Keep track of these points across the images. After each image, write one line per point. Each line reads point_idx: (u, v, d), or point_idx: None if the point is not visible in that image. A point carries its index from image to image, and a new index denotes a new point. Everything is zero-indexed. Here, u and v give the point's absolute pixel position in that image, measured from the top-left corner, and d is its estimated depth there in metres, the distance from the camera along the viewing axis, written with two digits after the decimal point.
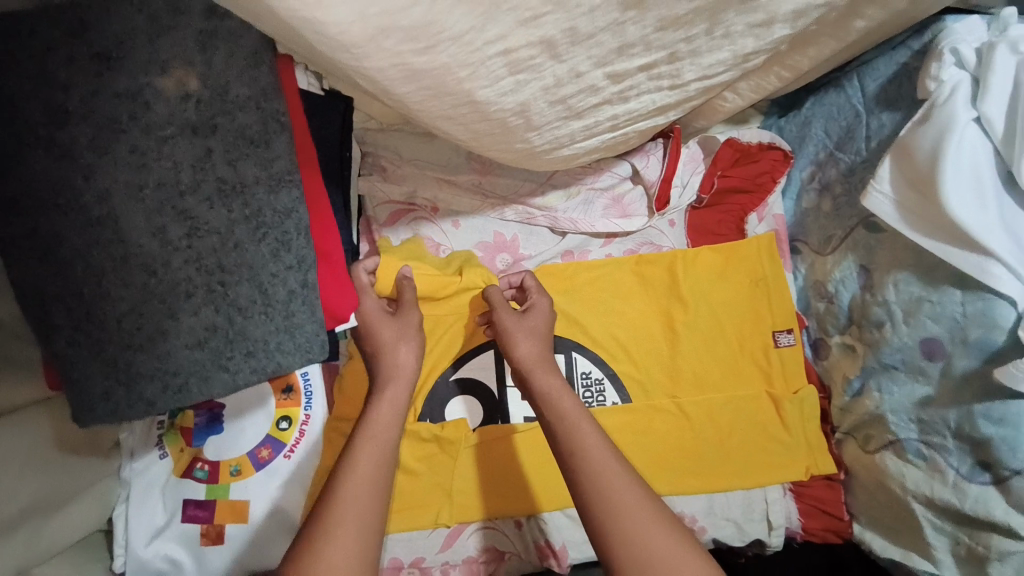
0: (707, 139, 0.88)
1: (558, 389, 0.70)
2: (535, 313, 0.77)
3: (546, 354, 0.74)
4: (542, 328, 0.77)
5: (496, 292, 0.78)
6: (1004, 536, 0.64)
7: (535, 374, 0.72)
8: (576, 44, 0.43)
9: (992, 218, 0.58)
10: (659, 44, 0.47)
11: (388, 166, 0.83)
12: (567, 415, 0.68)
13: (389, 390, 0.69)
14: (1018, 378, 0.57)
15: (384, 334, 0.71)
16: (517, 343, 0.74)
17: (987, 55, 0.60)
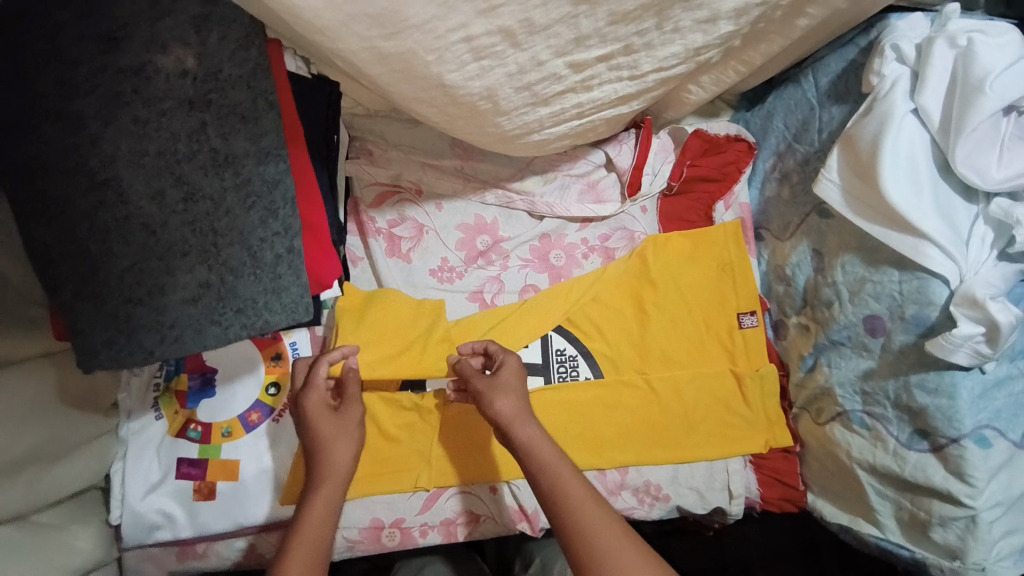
0: (676, 131, 0.94)
1: (538, 440, 0.69)
2: (507, 372, 0.75)
3: (524, 405, 0.73)
4: (514, 383, 0.74)
5: (464, 364, 0.78)
6: (945, 502, 0.67)
7: (512, 428, 0.71)
8: (534, 34, 0.48)
9: (927, 202, 0.64)
10: (613, 36, 0.52)
11: (374, 150, 0.88)
12: (548, 463, 0.68)
13: (322, 481, 0.69)
14: (948, 350, 0.62)
15: (321, 428, 0.71)
16: (491, 404, 0.72)
17: (927, 49, 0.65)
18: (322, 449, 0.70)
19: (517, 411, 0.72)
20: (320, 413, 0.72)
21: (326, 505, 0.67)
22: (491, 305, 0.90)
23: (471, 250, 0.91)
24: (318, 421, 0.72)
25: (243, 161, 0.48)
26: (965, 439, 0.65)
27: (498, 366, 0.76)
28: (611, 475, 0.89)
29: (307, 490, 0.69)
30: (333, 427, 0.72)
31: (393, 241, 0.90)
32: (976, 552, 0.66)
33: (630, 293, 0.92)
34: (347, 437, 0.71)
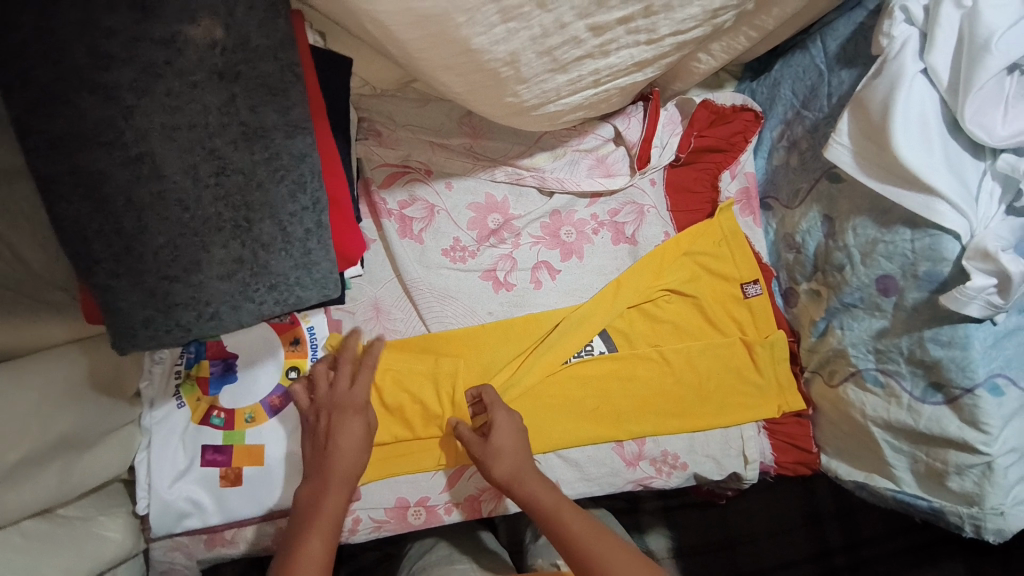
0: (684, 102, 0.94)
1: (537, 494, 0.76)
2: (504, 435, 0.79)
3: (521, 463, 0.78)
4: (510, 445, 0.79)
5: (463, 429, 0.81)
6: (961, 451, 0.69)
7: (513, 486, 0.77)
8: None
9: (937, 159, 0.65)
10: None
11: (383, 131, 0.88)
12: (550, 509, 0.75)
13: (327, 477, 0.72)
14: (962, 302, 0.63)
15: (346, 432, 0.74)
16: (497, 474, 0.77)
17: (935, 10, 0.65)
18: (344, 452, 0.73)
19: (513, 471, 0.77)
20: (345, 412, 0.76)
21: (339, 500, 0.72)
22: (505, 283, 0.91)
23: (483, 229, 0.92)
24: (344, 418, 0.75)
25: (273, 133, 0.50)
26: (978, 388, 0.66)
27: (490, 427, 0.80)
28: (629, 445, 0.90)
29: (318, 488, 0.72)
30: (353, 426, 0.75)
31: (405, 222, 0.90)
32: (993, 498, 0.68)
33: (651, 266, 0.92)
34: (365, 448, 0.75)
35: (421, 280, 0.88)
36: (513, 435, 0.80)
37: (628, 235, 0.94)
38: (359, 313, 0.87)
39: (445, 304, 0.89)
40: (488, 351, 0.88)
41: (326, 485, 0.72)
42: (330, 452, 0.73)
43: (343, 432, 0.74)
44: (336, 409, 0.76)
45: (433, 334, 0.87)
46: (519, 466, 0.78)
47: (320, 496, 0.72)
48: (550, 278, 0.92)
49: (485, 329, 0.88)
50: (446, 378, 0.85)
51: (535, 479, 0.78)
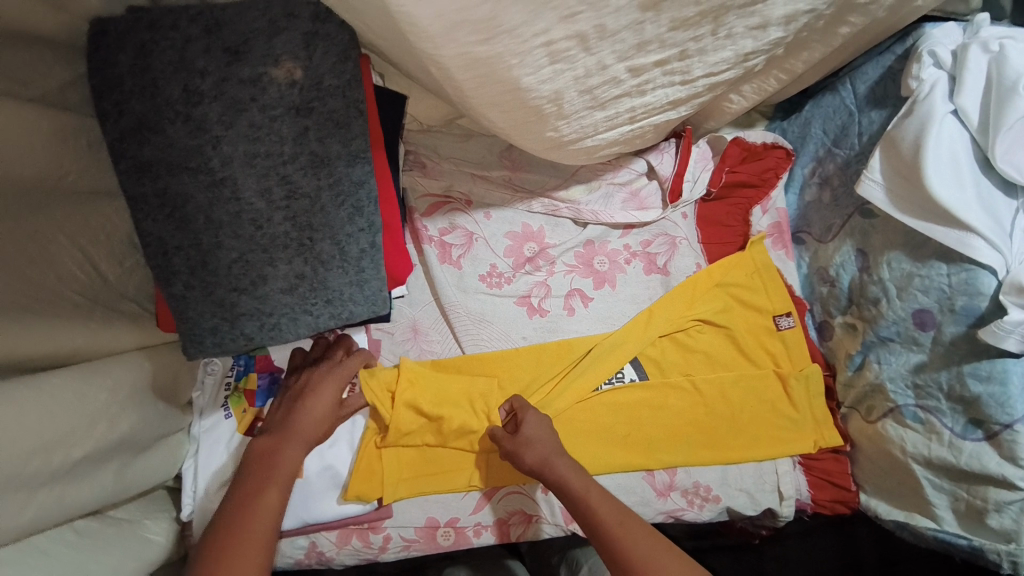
0: (715, 140, 0.97)
1: (568, 477, 0.78)
2: (538, 427, 0.82)
3: (553, 450, 0.80)
4: (542, 435, 0.81)
5: (497, 429, 0.84)
6: (1001, 487, 0.66)
7: (544, 470, 0.79)
8: (604, 39, 0.52)
9: (969, 196, 0.65)
10: (672, 41, 0.57)
11: (427, 163, 0.95)
12: (580, 492, 0.77)
13: (287, 435, 0.76)
14: (1000, 336, 0.62)
15: (315, 395, 0.78)
16: (529, 463, 0.79)
17: (963, 55, 0.68)
18: (311, 415, 0.78)
19: (544, 457, 0.79)
20: (319, 377, 0.80)
21: (296, 456, 0.75)
22: (538, 308, 0.95)
23: (519, 256, 0.97)
24: (317, 383, 0.79)
25: (335, 162, 0.55)
26: (1018, 423, 0.64)
27: (520, 422, 0.83)
28: (660, 476, 0.91)
29: (275, 439, 0.76)
30: (324, 391, 0.79)
31: (445, 248, 0.96)
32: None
33: (687, 293, 0.94)
34: (330, 415, 0.79)
35: (459, 304, 0.93)
36: (541, 425, 0.82)
37: (660, 266, 0.97)
38: (398, 334, 0.92)
39: (480, 328, 0.93)
40: (521, 372, 0.92)
41: (286, 441, 0.75)
42: (298, 412, 0.77)
43: (314, 394, 0.79)
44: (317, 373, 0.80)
45: (469, 355, 0.92)
46: (548, 448, 0.80)
47: (278, 449, 0.75)
48: (583, 305, 0.96)
49: (519, 352, 0.93)
50: (479, 399, 0.88)
51: (566, 463, 0.79)
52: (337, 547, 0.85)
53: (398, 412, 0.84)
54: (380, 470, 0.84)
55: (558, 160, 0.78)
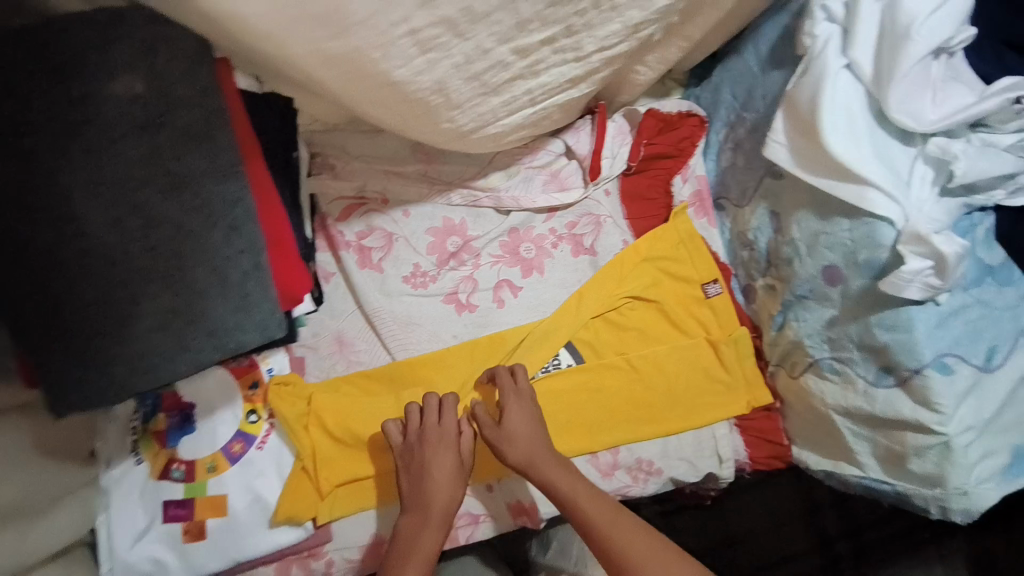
0: (630, 112, 0.93)
1: (552, 480, 0.76)
2: (518, 421, 0.79)
3: (536, 443, 0.79)
4: (524, 431, 0.79)
5: (478, 412, 0.81)
6: (919, 432, 0.66)
7: (528, 471, 0.78)
8: (476, 22, 0.48)
9: (866, 150, 0.64)
10: (554, 18, 0.53)
11: (336, 164, 0.88)
12: (568, 499, 0.75)
13: (428, 517, 0.73)
14: (901, 286, 0.61)
15: (439, 465, 0.76)
16: (512, 460, 0.78)
17: (854, 5, 0.63)
18: (437, 484, 0.75)
19: (529, 457, 0.78)
20: (432, 446, 0.76)
21: (433, 543, 0.72)
22: (467, 304, 0.93)
23: (443, 252, 0.93)
24: (433, 451, 0.76)
25: (200, 181, 0.51)
26: (925, 368, 0.63)
27: (503, 411, 0.80)
28: (604, 457, 0.91)
29: (409, 522, 0.74)
30: (447, 456, 0.77)
31: (364, 253, 0.90)
32: (955, 479, 0.64)
33: (613, 274, 0.93)
34: (456, 481, 0.76)
35: (381, 309, 0.89)
36: (524, 415, 0.80)
37: (587, 246, 0.96)
38: (321, 348, 0.87)
39: (408, 330, 0.90)
40: (456, 369, 0.90)
41: (428, 525, 0.73)
42: (413, 483, 0.76)
43: (435, 466, 0.76)
44: (428, 446, 0.77)
45: (399, 362, 0.88)
46: (537, 449, 0.78)
47: (418, 532, 0.73)
48: (512, 296, 0.94)
49: (450, 350, 0.90)
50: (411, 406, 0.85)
51: (549, 466, 0.77)
52: None
53: (313, 432, 0.80)
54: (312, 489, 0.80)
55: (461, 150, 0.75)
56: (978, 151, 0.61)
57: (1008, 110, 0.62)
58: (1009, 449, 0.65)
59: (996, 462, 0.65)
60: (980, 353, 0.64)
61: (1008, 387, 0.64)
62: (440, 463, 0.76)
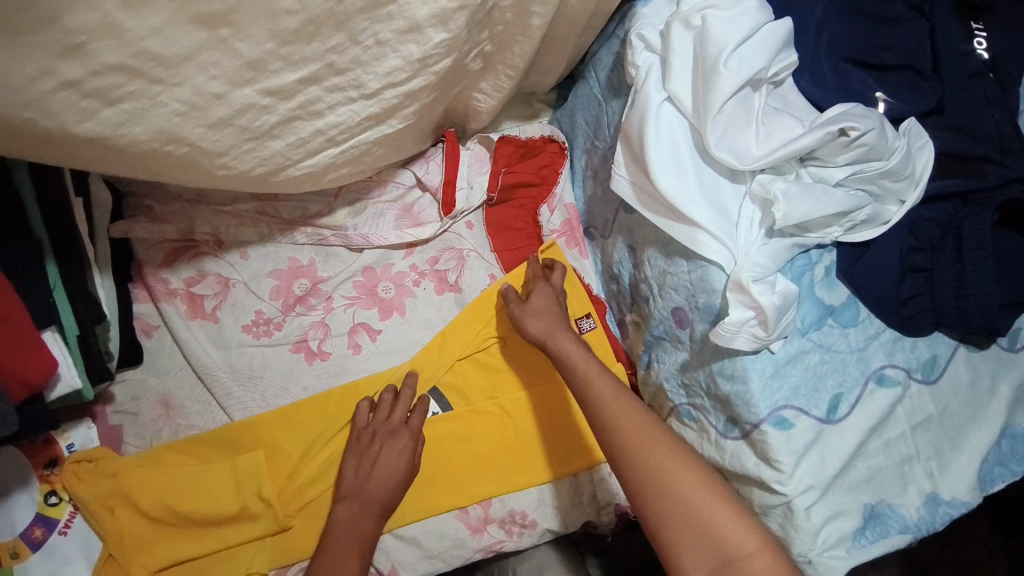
0: (485, 138, 0.86)
1: (583, 364, 0.70)
2: (537, 307, 0.76)
3: (556, 324, 0.75)
4: (548, 309, 0.76)
5: (510, 290, 0.79)
6: (763, 490, 0.60)
7: (546, 344, 0.73)
8: (175, 67, 0.40)
9: (693, 188, 0.59)
10: (301, 57, 0.45)
11: (153, 205, 0.79)
12: (598, 392, 0.66)
13: (366, 502, 0.73)
14: (728, 338, 0.56)
15: (388, 455, 0.75)
16: (530, 333, 0.75)
17: (667, 34, 0.59)
18: (384, 470, 0.74)
19: (548, 331, 0.74)
20: (394, 439, 0.76)
21: (373, 525, 0.73)
22: (319, 352, 0.82)
23: (288, 297, 0.83)
24: (394, 440, 0.76)
25: None
26: (764, 423, 0.59)
27: (532, 293, 0.78)
28: (474, 511, 0.83)
29: (352, 501, 0.73)
30: (398, 449, 0.76)
31: (194, 301, 0.80)
32: (799, 544, 0.58)
33: (477, 313, 0.85)
34: (402, 477, 0.75)
35: (213, 364, 0.78)
36: (553, 299, 0.78)
37: (451, 282, 0.88)
38: (143, 413, 0.76)
39: (248, 388, 0.79)
40: (304, 426, 0.78)
41: (368, 509, 0.73)
42: (359, 471, 0.74)
43: (384, 456, 0.75)
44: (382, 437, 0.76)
45: (232, 425, 0.76)
46: (553, 326, 0.74)
47: (358, 517, 0.73)
48: (370, 339, 0.84)
49: (292, 407, 0.78)
50: (241, 473, 0.74)
51: (569, 338, 0.73)
52: None
53: (120, 514, 0.70)
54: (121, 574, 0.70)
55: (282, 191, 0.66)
56: (802, 190, 0.56)
57: (835, 143, 0.57)
58: (859, 509, 0.59)
59: (845, 524, 0.58)
60: (822, 404, 0.60)
61: (854, 440, 0.59)
62: (392, 454, 0.75)
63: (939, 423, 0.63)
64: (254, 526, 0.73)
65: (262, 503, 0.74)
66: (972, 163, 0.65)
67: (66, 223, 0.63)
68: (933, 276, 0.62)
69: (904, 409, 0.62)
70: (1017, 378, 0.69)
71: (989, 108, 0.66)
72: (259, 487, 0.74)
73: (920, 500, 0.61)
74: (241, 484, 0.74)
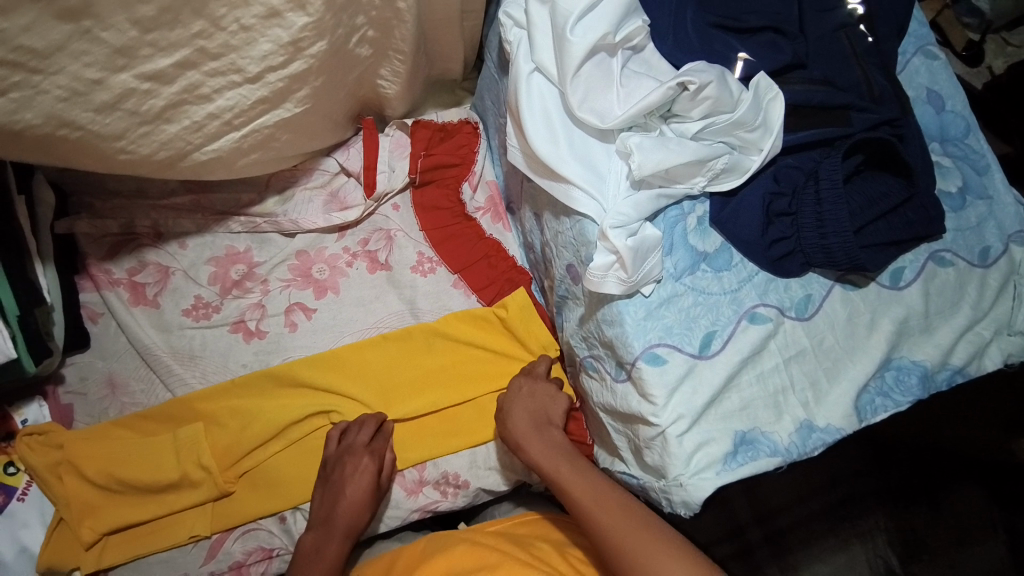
0: (402, 124, 0.93)
1: (546, 458, 0.72)
2: (520, 406, 0.77)
3: (535, 422, 0.76)
4: (525, 401, 0.78)
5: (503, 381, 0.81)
6: (645, 425, 0.65)
7: (521, 445, 0.74)
8: (50, 57, 0.46)
9: (562, 147, 0.64)
10: (167, 42, 0.51)
11: (95, 203, 0.85)
12: (564, 485, 0.70)
13: (330, 528, 0.74)
14: (602, 282, 0.62)
15: (352, 482, 0.76)
16: (510, 434, 0.76)
17: (529, 9, 0.65)
18: (347, 501, 0.75)
19: (525, 430, 0.75)
20: (355, 465, 0.76)
21: (339, 549, 0.73)
22: (257, 331, 0.87)
23: (226, 282, 0.88)
24: (353, 467, 0.76)
25: None
26: (640, 361, 0.64)
27: (511, 391, 0.80)
28: (409, 474, 0.85)
29: (322, 532, 0.75)
30: (361, 475, 0.76)
31: (137, 289, 0.86)
32: (673, 469, 0.63)
33: (440, 328, 0.87)
34: (365, 506, 0.76)
35: (155, 345, 0.84)
36: (533, 396, 0.78)
37: (382, 262, 0.91)
38: (90, 393, 0.82)
39: (189, 366, 0.84)
40: (240, 399, 0.83)
41: (331, 536, 0.74)
42: (326, 500, 0.76)
43: (347, 483, 0.76)
44: (344, 464, 0.77)
45: (174, 398, 0.81)
46: (532, 424, 0.75)
47: (323, 543, 0.74)
48: (306, 318, 0.88)
49: (232, 381, 0.83)
50: (183, 446, 0.79)
51: (544, 439, 0.74)
52: None
53: (70, 481, 0.77)
54: (76, 539, 0.77)
55: (202, 177, 0.71)
56: (656, 143, 0.62)
57: (686, 99, 0.63)
58: (729, 436, 0.64)
59: (716, 449, 0.63)
60: (695, 341, 0.64)
61: (726, 372, 0.64)
62: (352, 486, 0.76)
63: (815, 355, 0.67)
64: (198, 494, 0.79)
65: (203, 471, 0.79)
66: (838, 112, 0.68)
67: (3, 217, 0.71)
68: (797, 219, 0.66)
69: (777, 343, 0.66)
70: (898, 313, 0.69)
71: (854, 59, 0.69)
72: (198, 454, 0.79)
73: (794, 426, 0.65)
74: (184, 457, 0.79)
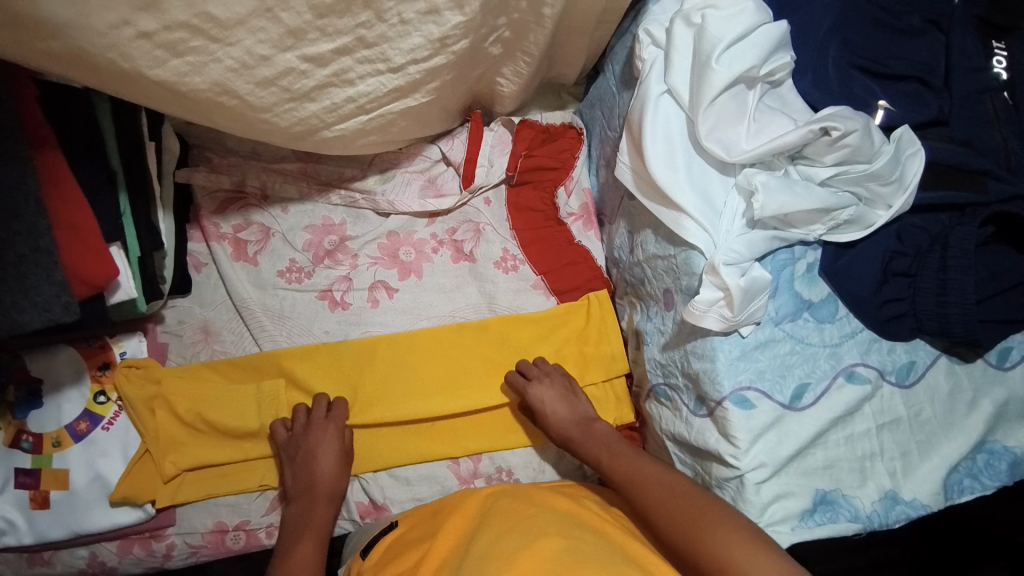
0: (508, 122, 0.94)
1: (592, 447, 0.76)
2: (555, 402, 0.80)
3: (577, 416, 0.80)
4: (561, 397, 0.81)
5: (513, 377, 0.85)
6: (721, 465, 0.64)
7: (570, 441, 0.79)
8: (229, 28, 0.49)
9: (680, 174, 0.63)
10: (334, 29, 0.53)
11: (214, 158, 0.89)
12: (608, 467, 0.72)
13: (313, 496, 0.78)
14: (702, 317, 0.61)
15: (323, 451, 0.79)
16: (553, 434, 0.80)
17: (670, 32, 0.65)
18: (320, 470, 0.79)
19: (566, 432, 0.79)
20: (321, 438, 0.80)
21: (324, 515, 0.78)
22: (341, 302, 0.90)
23: (319, 250, 0.91)
24: (316, 441, 0.80)
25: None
26: (727, 401, 0.63)
27: (537, 395, 0.81)
28: (465, 463, 0.87)
29: (300, 502, 0.78)
30: (329, 444, 0.80)
31: (239, 245, 0.90)
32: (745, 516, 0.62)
33: (514, 325, 0.89)
34: (338, 472, 0.80)
35: (250, 299, 0.88)
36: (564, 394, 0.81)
37: (467, 253, 0.93)
38: (185, 335, 0.87)
39: (278, 324, 0.88)
40: (319, 363, 0.87)
41: (313, 503, 0.78)
42: (301, 472, 0.79)
43: (320, 453, 0.79)
44: (308, 437, 0.80)
45: (263, 351, 0.86)
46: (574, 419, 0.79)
47: (308, 510, 0.78)
48: (388, 296, 0.90)
49: (315, 345, 0.87)
50: (264, 399, 0.84)
51: (588, 435, 0.77)
52: (117, 556, 0.82)
53: (160, 415, 0.82)
54: (155, 472, 0.82)
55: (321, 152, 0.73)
56: (783, 184, 0.60)
57: (821, 143, 0.61)
58: (810, 493, 0.62)
59: (794, 504, 0.62)
60: (787, 390, 0.63)
61: (815, 427, 0.62)
62: (323, 456, 0.79)
63: (910, 426, 0.64)
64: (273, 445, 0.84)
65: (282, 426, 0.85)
66: (975, 177, 0.65)
67: (137, 156, 0.72)
68: (917, 281, 0.64)
69: (872, 407, 0.64)
70: (1001, 395, 0.66)
71: (998, 124, 0.66)
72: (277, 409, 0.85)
73: (877, 495, 0.63)
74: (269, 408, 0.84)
